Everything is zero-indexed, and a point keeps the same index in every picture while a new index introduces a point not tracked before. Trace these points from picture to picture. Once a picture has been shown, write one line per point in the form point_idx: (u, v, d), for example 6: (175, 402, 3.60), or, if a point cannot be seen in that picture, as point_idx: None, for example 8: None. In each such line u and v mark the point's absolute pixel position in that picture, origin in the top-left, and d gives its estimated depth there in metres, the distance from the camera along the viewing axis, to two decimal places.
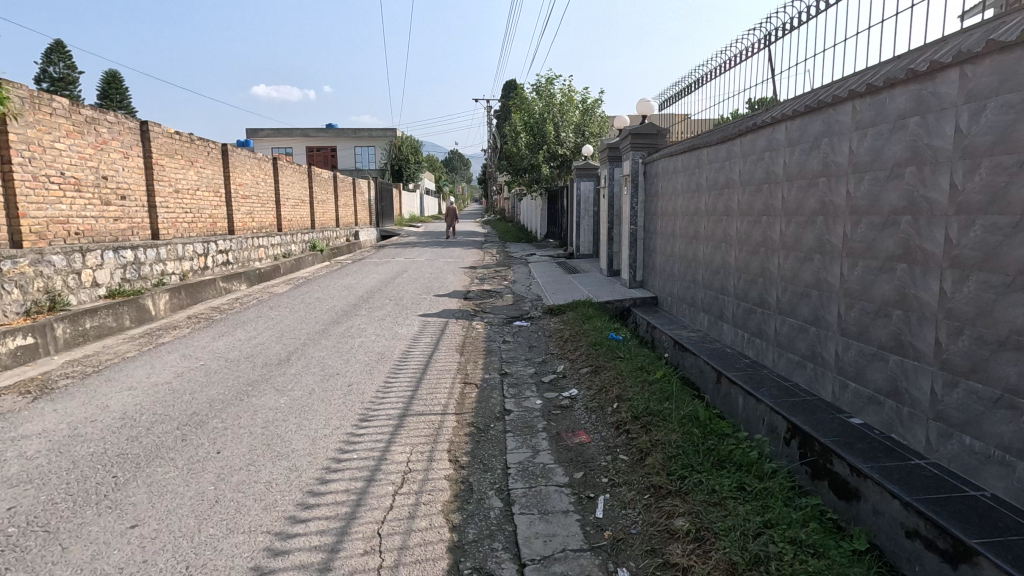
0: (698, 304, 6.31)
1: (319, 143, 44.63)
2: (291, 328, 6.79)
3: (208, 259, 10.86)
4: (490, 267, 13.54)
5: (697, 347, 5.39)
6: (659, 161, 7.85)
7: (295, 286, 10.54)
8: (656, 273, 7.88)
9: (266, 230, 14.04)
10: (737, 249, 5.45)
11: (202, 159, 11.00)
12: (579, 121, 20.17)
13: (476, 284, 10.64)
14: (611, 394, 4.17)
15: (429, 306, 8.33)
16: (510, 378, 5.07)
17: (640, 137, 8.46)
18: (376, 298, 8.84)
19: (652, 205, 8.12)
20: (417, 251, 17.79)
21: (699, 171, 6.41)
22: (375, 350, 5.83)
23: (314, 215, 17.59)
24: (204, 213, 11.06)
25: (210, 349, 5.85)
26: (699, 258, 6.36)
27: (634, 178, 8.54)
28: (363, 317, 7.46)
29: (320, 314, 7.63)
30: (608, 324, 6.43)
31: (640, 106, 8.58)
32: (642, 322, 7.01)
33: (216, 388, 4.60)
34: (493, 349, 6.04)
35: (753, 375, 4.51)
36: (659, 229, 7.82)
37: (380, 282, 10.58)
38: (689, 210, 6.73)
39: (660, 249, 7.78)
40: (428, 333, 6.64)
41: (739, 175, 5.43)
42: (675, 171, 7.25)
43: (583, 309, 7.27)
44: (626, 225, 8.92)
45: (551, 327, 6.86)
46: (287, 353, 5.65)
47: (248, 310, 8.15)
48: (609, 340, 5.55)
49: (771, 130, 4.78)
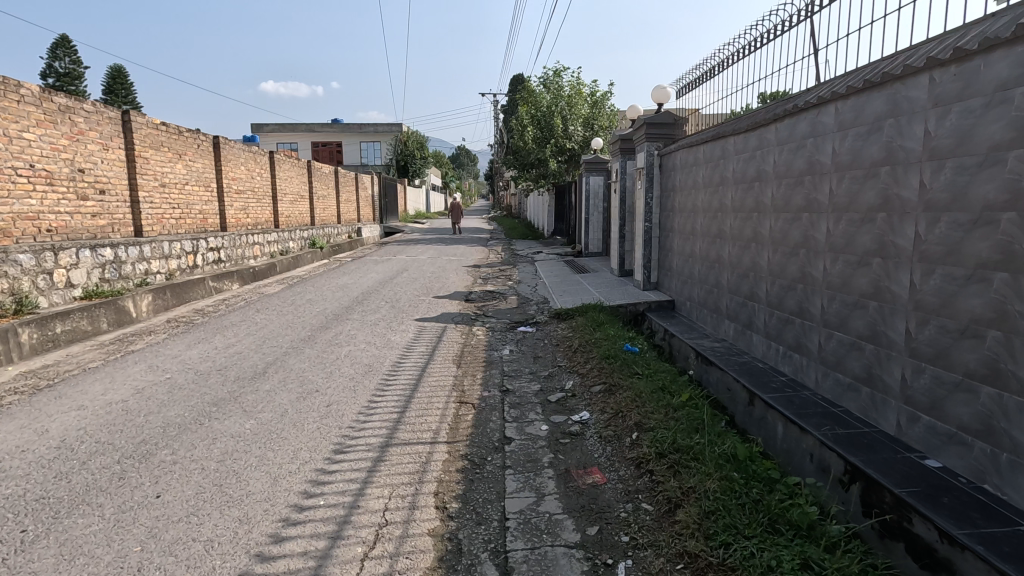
0: (723, 310, 5.64)
1: (324, 138, 44.13)
2: (275, 334, 6.22)
3: (198, 257, 10.34)
4: (495, 265, 12.95)
5: (725, 361, 4.75)
6: (679, 151, 7.12)
7: (289, 286, 10.00)
8: (674, 275, 7.22)
9: (262, 226, 13.50)
10: (771, 250, 4.73)
11: (191, 152, 10.46)
12: (588, 114, 19.51)
13: (479, 285, 10.04)
14: (629, 420, 3.57)
15: (427, 310, 7.73)
16: (511, 397, 4.45)
17: (656, 127, 7.78)
18: (371, 301, 8.25)
19: (668, 201, 7.45)
20: (420, 249, 17.24)
21: (726, 162, 5.68)
22: (363, 361, 5.25)
23: (314, 211, 17.07)
24: (194, 208, 10.53)
25: (181, 359, 5.28)
26: (725, 259, 5.66)
27: (649, 172, 7.87)
28: (354, 322, 6.88)
29: (309, 318, 7.05)
30: (622, 332, 5.80)
31: (655, 94, 7.93)
32: (659, 329, 6.37)
33: (176, 408, 4.03)
34: (495, 361, 5.42)
35: (794, 398, 3.84)
36: (678, 227, 7.13)
37: (378, 283, 9.99)
38: (712, 205, 6.01)
39: (678, 248, 7.11)
40: (423, 341, 6.05)
41: (774, 164, 4.69)
42: (696, 162, 6.52)
43: (594, 314, 6.64)
44: (640, 223, 8.26)
45: (559, 335, 6.24)
46: (264, 364, 5.07)
47: (233, 313, 7.60)
48: (625, 351, 4.94)
49: (816, 110, 4.03)
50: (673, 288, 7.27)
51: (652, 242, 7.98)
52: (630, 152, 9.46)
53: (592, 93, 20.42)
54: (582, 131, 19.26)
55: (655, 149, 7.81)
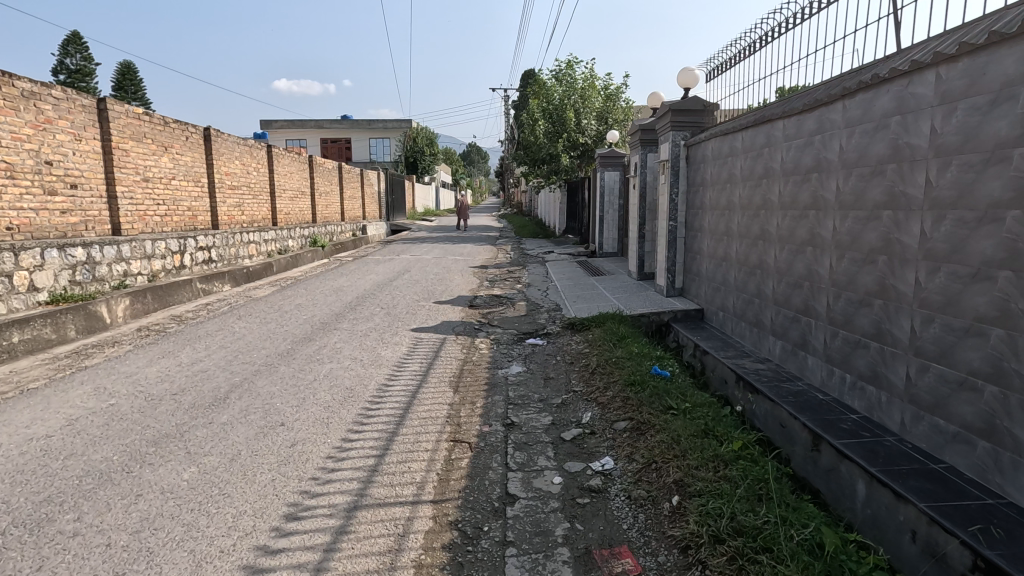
0: (768, 325, 4.77)
1: (333, 135, 43.60)
2: (250, 347, 5.49)
3: (186, 257, 9.69)
4: (503, 266, 12.17)
5: (777, 393, 3.91)
6: (712, 141, 6.21)
7: (281, 288, 9.29)
8: (704, 281, 6.37)
9: (258, 224, 12.83)
10: (834, 256, 3.84)
11: (178, 145, 9.78)
12: (601, 108, 18.76)
13: (485, 288, 9.25)
14: (668, 478, 2.80)
15: (426, 318, 6.95)
16: (517, 435, 3.67)
17: (683, 114, 6.94)
18: (364, 307, 7.48)
19: (698, 196, 6.60)
20: (426, 248, 16.51)
21: (772, 149, 4.77)
22: (343, 384, 4.48)
23: (317, 208, 16.40)
24: (182, 205, 9.87)
25: (136, 379, 4.56)
26: (771, 265, 4.77)
27: (674, 165, 7.03)
28: (343, 332, 6.12)
29: (294, 327, 6.31)
30: (649, 348, 5.00)
31: (683, 77, 7.09)
32: (690, 345, 5.54)
33: (105, 448, 3.30)
34: (499, 384, 4.62)
35: (877, 448, 3.01)
36: (709, 227, 6.26)
37: (376, 286, 9.24)
38: (754, 201, 5.12)
39: (709, 251, 6.25)
40: (418, 357, 5.28)
41: (839, 150, 3.79)
42: (734, 152, 5.61)
43: (615, 326, 5.84)
44: (663, 222, 7.42)
45: (573, 350, 5.44)
46: (228, 388, 4.33)
47: (213, 320, 6.88)
48: (655, 376, 4.15)
49: (904, 79, 3.13)
50: (703, 296, 6.42)
51: (677, 242, 7.14)
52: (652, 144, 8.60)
53: (605, 86, 19.63)
54: (596, 125, 18.52)
55: (681, 138, 6.97)
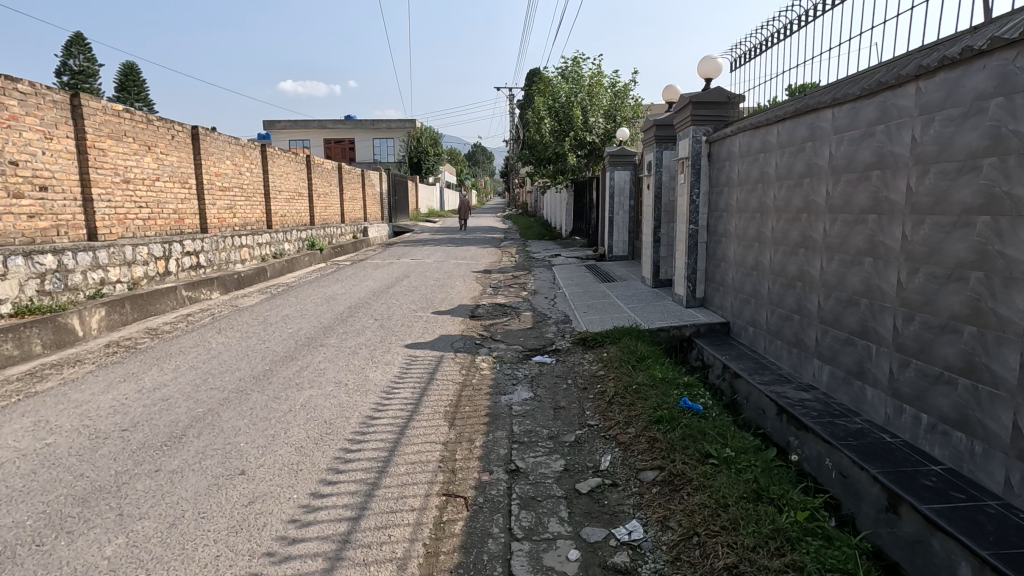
0: (813, 346, 4.12)
1: (336, 135, 43.13)
2: (223, 369, 4.89)
3: (171, 263, 9.15)
4: (507, 271, 11.54)
5: (833, 434, 3.28)
6: (740, 135, 5.54)
7: (270, 297, 8.70)
8: (730, 291, 5.73)
9: (252, 227, 12.26)
10: (902, 270, 3.20)
11: (163, 144, 9.22)
12: (609, 106, 18.16)
13: (487, 296, 8.64)
14: (718, 563, 2.19)
15: (422, 331, 6.34)
16: (524, 486, 3.05)
17: (704, 107, 6.29)
18: (356, 319, 6.87)
19: (723, 198, 5.95)
20: (427, 251, 15.89)
21: (817, 143, 4.10)
22: (321, 416, 3.87)
23: (315, 210, 15.84)
24: (167, 207, 9.33)
25: (85, 410, 3.97)
26: (815, 277, 4.12)
27: (695, 163, 6.38)
28: (329, 349, 5.51)
29: (277, 343, 5.72)
30: (674, 372, 4.37)
31: (704, 67, 6.45)
32: (718, 365, 4.91)
33: (19, 508, 2.70)
34: (501, 416, 4.00)
35: (979, 518, 2.38)
36: (736, 233, 5.61)
37: (371, 294, 8.63)
38: (794, 203, 4.46)
39: (736, 259, 5.61)
40: (410, 380, 4.66)
41: (911, 142, 3.13)
42: (767, 146, 4.93)
43: (633, 344, 5.21)
44: (682, 226, 6.79)
45: (586, 372, 4.80)
46: (188, 422, 3.73)
47: (191, 334, 6.30)
48: (686, 411, 3.52)
49: (1011, 51, 2.50)
50: (729, 308, 5.77)
51: (697, 248, 6.51)
52: (668, 141, 7.94)
53: (612, 83, 18.99)
54: (604, 123, 17.90)
55: (702, 134, 6.33)
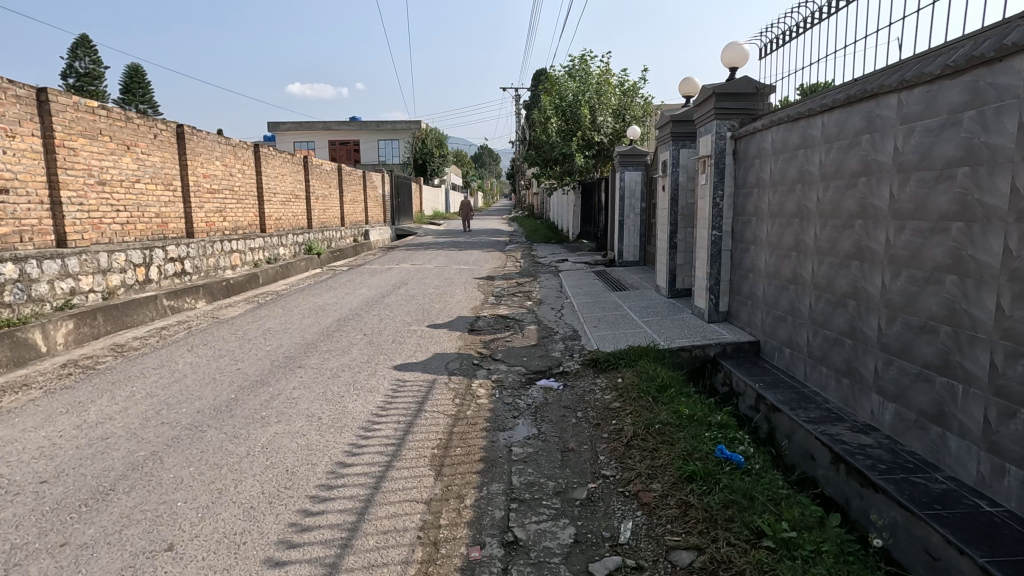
0: (871, 379, 3.45)
1: (341, 137, 42.70)
2: (182, 398, 4.25)
3: (152, 270, 8.58)
4: (512, 278, 10.89)
5: (912, 498, 2.61)
6: (773, 130, 4.85)
7: (256, 307, 8.10)
8: (761, 307, 5.06)
9: (243, 231, 11.69)
10: (1003, 293, 2.52)
11: (144, 143, 8.65)
12: (618, 105, 17.52)
13: (489, 307, 8.00)
14: None
15: (414, 349, 5.69)
16: (523, 568, 2.39)
17: (729, 99, 5.63)
18: (343, 334, 6.23)
19: (752, 200, 5.27)
20: (429, 255, 15.27)
21: (876, 135, 3.41)
22: (282, 463, 3.24)
23: (313, 213, 15.27)
24: (148, 210, 8.76)
25: (6, 453, 3.35)
26: (872, 297, 3.44)
27: (719, 161, 5.72)
28: (307, 373, 4.88)
29: (250, 365, 5.09)
30: (703, 407, 3.70)
31: (728, 54, 5.80)
32: (751, 394, 4.25)
33: None
34: (498, 463, 3.34)
35: None
36: (767, 241, 4.94)
37: (364, 304, 7.99)
38: (843, 207, 3.78)
39: (768, 269, 4.94)
40: (394, 413, 4.02)
41: (1017, 131, 2.46)
42: (808, 141, 4.24)
43: (652, 370, 4.53)
44: (703, 232, 6.12)
45: (599, 403, 4.15)
46: (121, 471, 3.10)
47: (159, 351, 5.68)
48: (724, 466, 2.86)
49: None
50: (759, 325, 5.10)
51: (720, 256, 5.84)
52: (686, 138, 7.28)
53: (621, 81, 18.31)
54: (613, 122, 17.19)
55: (727, 129, 5.67)
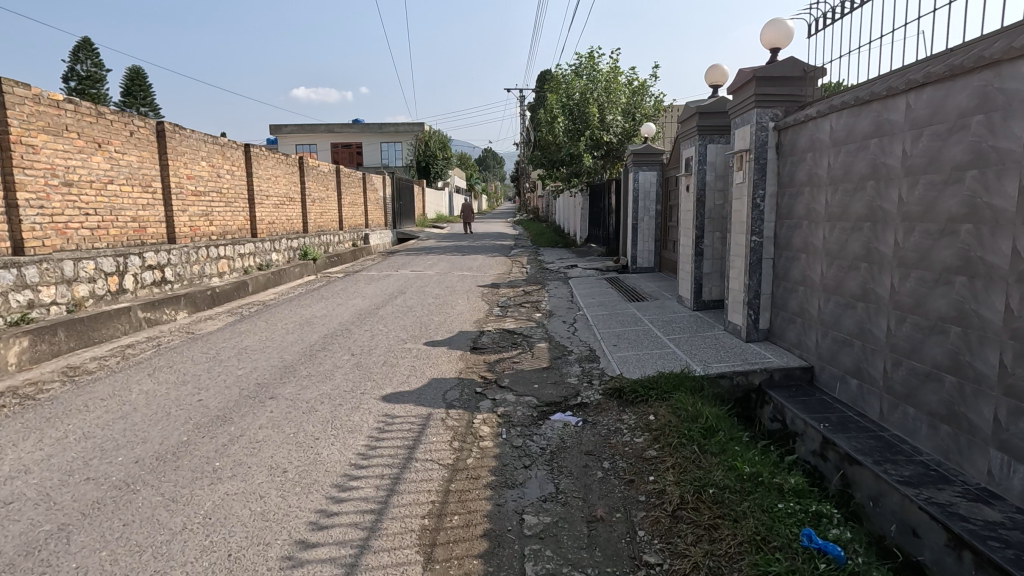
0: (988, 431, 2.68)
1: (343, 139, 42.09)
2: (121, 442, 3.49)
3: (127, 279, 7.87)
4: (518, 286, 10.14)
5: None
6: (830, 117, 4.08)
7: (238, 320, 7.35)
8: (815, 327, 4.29)
9: (232, 236, 10.98)
10: None
11: (118, 141, 7.97)
12: (628, 103, 16.78)
13: (494, 319, 7.25)
14: None
15: (408, 374, 4.93)
16: None
17: (773, 83, 4.86)
18: (328, 355, 5.47)
19: (803, 200, 4.51)
20: (432, 261, 14.54)
21: (994, 115, 2.65)
22: (225, 544, 2.49)
23: (308, 217, 14.56)
24: (123, 213, 8.05)
25: None
26: (990, 324, 2.67)
27: (759, 156, 4.95)
28: (279, 406, 4.12)
29: (215, 395, 4.34)
30: (766, 462, 2.93)
31: (771, 32, 5.03)
32: (815, 438, 3.47)
33: None
34: (506, 541, 2.58)
35: None
36: (824, 249, 4.17)
37: (355, 317, 7.23)
38: (940, 208, 3.00)
39: (824, 282, 4.17)
40: (377, 466, 3.25)
41: None
42: (882, 128, 3.47)
43: (691, 405, 3.76)
44: (739, 237, 5.35)
45: (630, 449, 3.38)
46: (10, 558, 2.36)
47: (114, 376, 4.93)
48: (820, 564, 2.13)
49: None
50: (812, 348, 4.33)
51: (761, 266, 5.07)
52: (714, 131, 6.50)
53: (630, 80, 17.58)
54: (623, 121, 16.45)
55: (769, 118, 4.91)
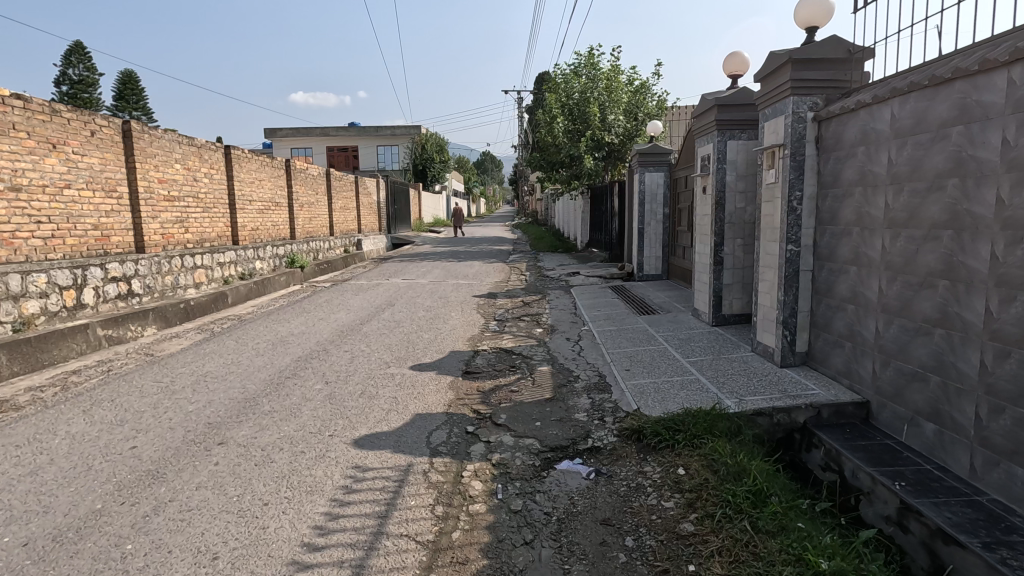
0: None
1: (338, 143, 41.43)
2: (17, 513, 2.76)
3: (86, 292, 7.16)
4: (516, 296, 9.43)
5: None
6: (890, 103, 3.40)
7: (207, 339, 6.62)
8: (872, 354, 3.60)
9: (211, 244, 10.27)
10: None
11: (77, 141, 7.28)
12: (630, 102, 16.18)
13: (490, 337, 6.53)
14: None
15: (387, 409, 4.20)
16: None
17: (811, 66, 4.17)
18: (298, 384, 4.74)
19: (852, 202, 3.82)
20: (427, 268, 13.84)
21: None
22: None
23: (296, 222, 13.85)
24: (82, 221, 7.34)
25: None
26: None
27: (796, 152, 4.25)
28: (227, 456, 3.39)
29: (153, 440, 3.61)
30: (846, 552, 2.23)
31: (807, 8, 4.35)
32: (890, 501, 2.77)
33: None
34: None
35: None
36: (883, 261, 3.48)
37: (336, 335, 6.50)
38: None
39: (883, 301, 3.48)
40: (335, 548, 2.53)
41: None
42: (971, 112, 2.79)
43: (730, 457, 3.05)
44: (770, 246, 4.65)
45: (660, 520, 2.67)
46: None
47: (43, 413, 4.19)
48: None
49: None
50: (868, 379, 3.63)
51: (798, 279, 4.37)
52: (735, 126, 5.80)
53: (631, 78, 17.00)
54: (624, 121, 15.82)
55: (807, 107, 4.22)
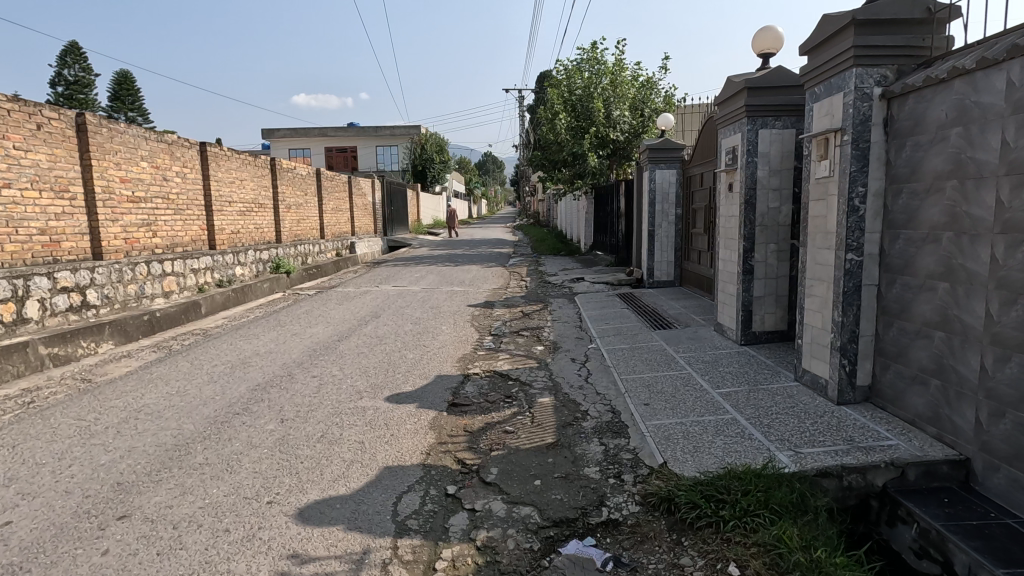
0: None
1: (336, 143, 40.67)
2: None
3: (29, 305, 6.33)
4: (515, 306, 8.57)
5: None
6: (1006, 68, 2.56)
7: (161, 360, 5.76)
8: (973, 398, 2.75)
9: (184, 248, 9.44)
10: None
11: (19, 136, 6.46)
12: (637, 98, 15.37)
13: (484, 357, 5.68)
14: None
15: (349, 462, 3.35)
16: None
17: (880, 29, 3.32)
18: (246, 424, 3.89)
19: (941, 200, 2.97)
20: (421, 273, 13.00)
21: None
22: None
23: (283, 225, 13.02)
24: (26, 225, 6.52)
25: None
26: None
27: (859, 138, 3.40)
28: (122, 541, 2.54)
29: (35, 514, 2.76)
30: None
31: None
32: None
33: None
34: None
35: None
36: (993, 277, 2.63)
37: (306, 356, 5.65)
38: None
39: (993, 331, 2.63)
40: None
41: None
42: None
43: (804, 554, 2.23)
44: (821, 254, 3.79)
45: None
46: None
47: None
48: None
49: None
50: (967, 431, 2.79)
51: (860, 296, 3.51)
52: (768, 112, 4.94)
53: (636, 73, 16.20)
54: (630, 117, 15.02)
55: (873, 82, 3.37)
